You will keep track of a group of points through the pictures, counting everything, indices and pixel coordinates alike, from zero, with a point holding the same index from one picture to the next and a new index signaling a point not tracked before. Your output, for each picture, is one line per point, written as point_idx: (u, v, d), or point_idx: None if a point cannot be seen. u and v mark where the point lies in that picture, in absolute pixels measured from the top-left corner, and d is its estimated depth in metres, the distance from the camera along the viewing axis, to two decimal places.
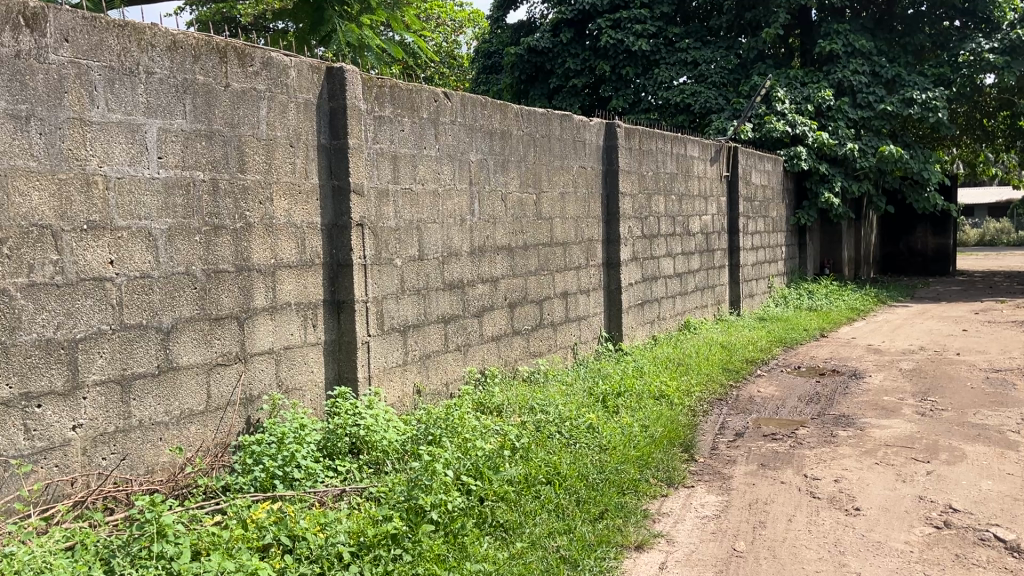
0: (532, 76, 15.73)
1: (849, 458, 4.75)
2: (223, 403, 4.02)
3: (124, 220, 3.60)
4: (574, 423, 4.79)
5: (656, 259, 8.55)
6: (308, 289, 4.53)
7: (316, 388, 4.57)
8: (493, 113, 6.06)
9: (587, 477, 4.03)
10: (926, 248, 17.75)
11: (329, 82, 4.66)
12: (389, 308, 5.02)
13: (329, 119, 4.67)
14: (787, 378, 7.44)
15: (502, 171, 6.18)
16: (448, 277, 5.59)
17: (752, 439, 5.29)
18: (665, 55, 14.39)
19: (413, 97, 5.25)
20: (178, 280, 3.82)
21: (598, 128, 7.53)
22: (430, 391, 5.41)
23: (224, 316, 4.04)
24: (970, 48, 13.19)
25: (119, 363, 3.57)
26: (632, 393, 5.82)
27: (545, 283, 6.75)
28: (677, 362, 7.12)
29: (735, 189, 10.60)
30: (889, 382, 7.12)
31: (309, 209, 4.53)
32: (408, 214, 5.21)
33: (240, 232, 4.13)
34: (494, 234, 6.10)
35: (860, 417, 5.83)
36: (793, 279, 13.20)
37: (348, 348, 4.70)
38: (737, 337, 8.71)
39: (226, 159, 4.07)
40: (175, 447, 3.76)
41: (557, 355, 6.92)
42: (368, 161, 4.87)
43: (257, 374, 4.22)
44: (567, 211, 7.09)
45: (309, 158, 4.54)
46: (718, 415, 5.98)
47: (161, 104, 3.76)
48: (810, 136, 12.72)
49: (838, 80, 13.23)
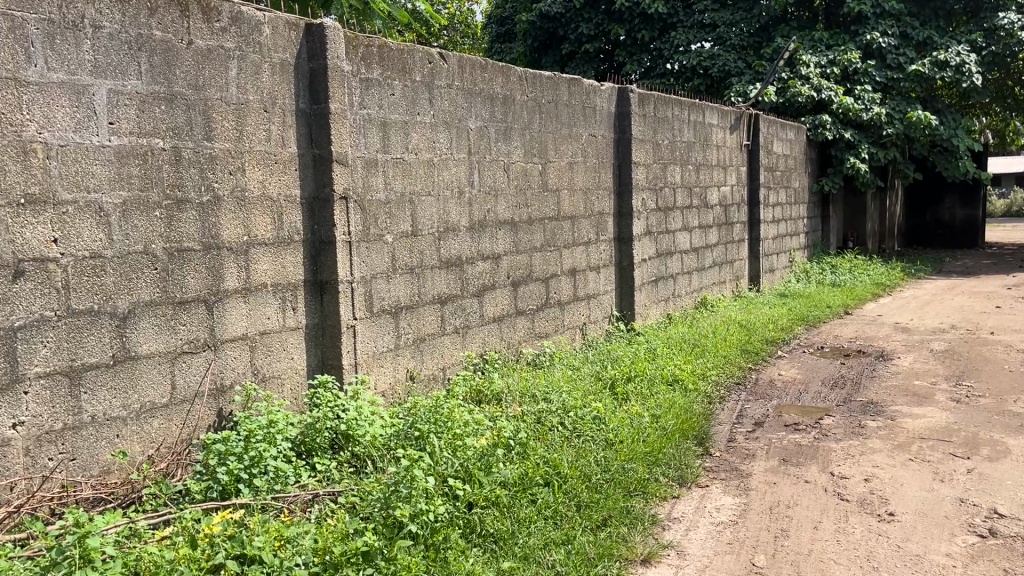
0: (545, 43, 15.19)
1: (880, 452, 4.33)
2: (190, 395, 3.67)
3: (69, 192, 3.22)
4: (578, 414, 4.41)
5: (671, 233, 8.10)
6: (287, 269, 4.14)
7: (297, 376, 4.21)
8: (495, 77, 5.61)
9: (590, 478, 3.65)
10: (954, 220, 17.14)
11: (308, 41, 4.23)
12: (379, 288, 4.64)
13: (309, 81, 4.24)
14: (810, 360, 6.99)
15: (505, 139, 5.76)
16: (445, 255, 5.19)
17: (773, 430, 4.88)
18: (683, 18, 13.86)
19: (405, 58, 4.83)
20: (135, 260, 3.44)
21: (610, 93, 7.07)
22: (425, 377, 5.04)
23: (190, 299, 3.67)
24: (1001, 21, 12.64)
25: (66, 353, 3.22)
26: (644, 377, 5.43)
27: (552, 259, 6.34)
28: (692, 344, 6.70)
29: (755, 158, 10.11)
30: (920, 365, 6.66)
31: (286, 180, 4.13)
32: (399, 186, 4.80)
33: (208, 206, 3.74)
34: (496, 207, 5.68)
35: (890, 404, 5.40)
36: (815, 252, 12.69)
37: (332, 333, 4.32)
38: (756, 315, 8.26)
39: (191, 125, 3.67)
40: (120, 451, 3.36)
41: (564, 337, 6.52)
42: (353, 127, 4.46)
43: (229, 363, 3.85)
44: (576, 182, 6.65)
45: (286, 125, 4.13)
46: (735, 402, 5.57)
47: (111, 63, 3.36)
48: (835, 101, 12.14)
49: (866, 43, 12.63)
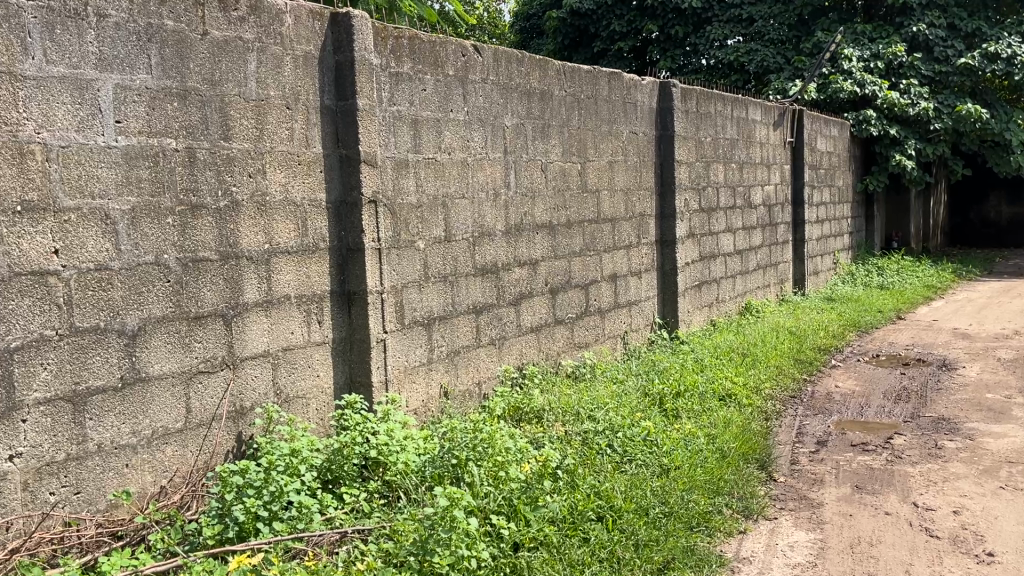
0: (575, 41, 14.80)
1: (966, 479, 3.91)
2: (207, 418, 3.36)
3: (72, 199, 2.92)
4: (628, 434, 4.06)
5: (715, 235, 7.69)
6: (312, 279, 3.82)
7: (323, 395, 3.88)
8: (532, 71, 5.26)
9: (646, 511, 3.32)
10: (1000, 218, 16.41)
11: (334, 31, 3.90)
12: (411, 298, 4.31)
13: (335, 75, 3.91)
14: (867, 370, 6.55)
15: (542, 137, 5.40)
16: (480, 260, 4.84)
17: (839, 450, 4.47)
18: (718, 13, 13.43)
19: (437, 51, 4.50)
20: (146, 271, 3.14)
21: (651, 88, 6.69)
22: (460, 394, 4.68)
23: (206, 314, 3.36)
24: None
25: (68, 377, 2.91)
26: (695, 392, 5.04)
27: (592, 265, 5.97)
28: (742, 353, 6.29)
29: (800, 156, 9.68)
30: (988, 375, 6.20)
31: (310, 184, 3.80)
32: (431, 187, 4.47)
33: (225, 212, 3.43)
34: (534, 209, 5.33)
35: (966, 421, 4.95)
36: (860, 253, 12.17)
37: (360, 347, 3.98)
38: (805, 321, 7.82)
39: (205, 123, 3.35)
40: (121, 490, 3.03)
41: (605, 347, 6.15)
42: (382, 126, 4.13)
43: (249, 383, 3.54)
44: (616, 182, 6.27)
45: (310, 123, 3.80)
46: (793, 418, 5.16)
47: (118, 55, 3.05)
48: (880, 96, 11.63)
49: (911, 35, 12.11)
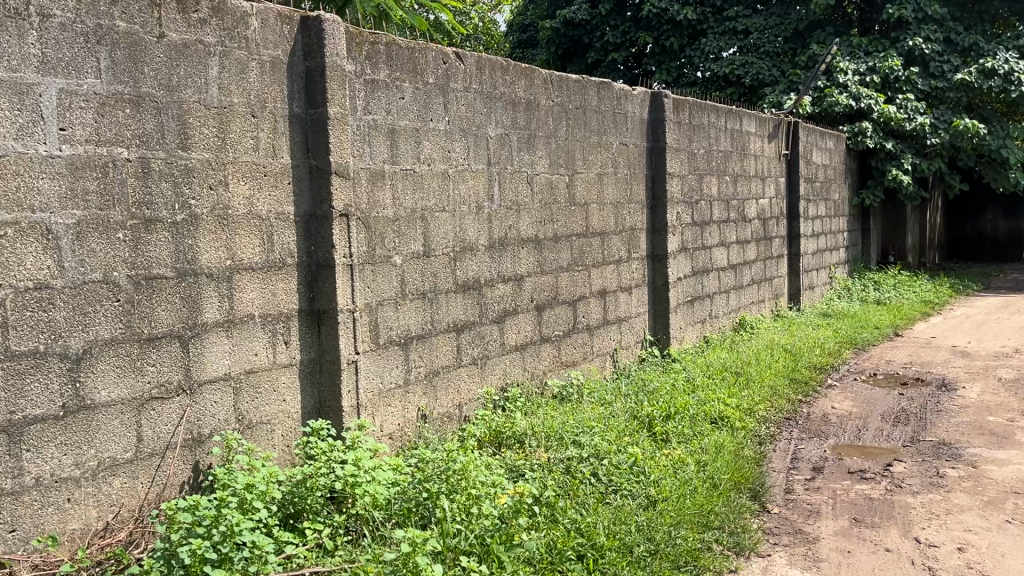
0: (569, 51, 14.64)
1: (970, 512, 3.68)
2: (160, 448, 3.14)
3: (8, 212, 2.70)
4: (614, 461, 3.86)
5: (708, 249, 7.49)
6: (278, 297, 3.60)
7: (289, 420, 3.65)
8: (517, 80, 5.06)
9: (629, 550, 3.14)
10: (997, 232, 16.29)
11: (304, 35, 3.69)
12: (386, 317, 4.09)
13: (305, 81, 3.71)
14: (865, 390, 6.33)
15: (528, 148, 5.20)
16: (461, 277, 4.63)
17: (836, 478, 4.25)
18: (713, 25, 13.27)
19: (416, 58, 4.29)
20: (92, 290, 2.92)
21: (642, 99, 6.50)
22: (439, 416, 4.46)
23: (160, 335, 3.14)
24: None
25: (3, 405, 2.69)
26: (686, 414, 4.83)
27: (580, 280, 5.76)
28: (735, 373, 6.07)
29: (795, 169, 9.50)
30: (989, 396, 5.98)
31: (277, 197, 3.59)
32: (409, 200, 4.26)
33: (183, 226, 3.21)
34: (519, 223, 5.12)
35: (967, 446, 4.74)
36: (856, 267, 11.99)
37: (330, 369, 3.76)
38: (800, 337, 7.61)
39: (162, 132, 3.14)
40: (49, 535, 2.79)
41: (594, 366, 5.93)
42: (356, 134, 3.92)
43: (208, 409, 3.32)
44: (605, 195, 6.07)
45: (278, 132, 3.59)
46: (788, 442, 4.94)
47: (63, 58, 2.85)
48: (876, 109, 11.47)
49: (908, 49, 11.89)
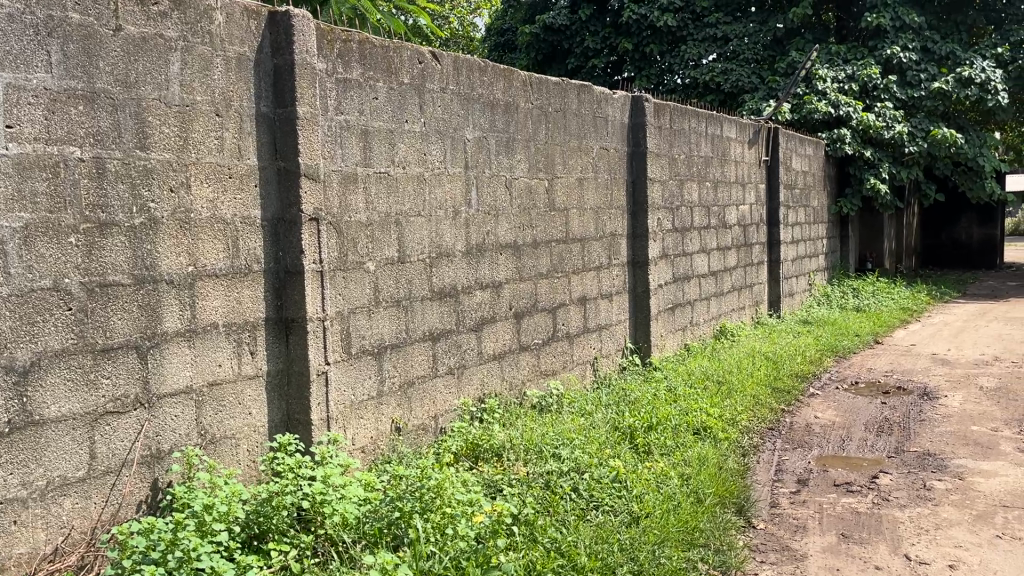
0: (549, 56, 14.53)
1: (960, 527, 3.58)
2: (115, 465, 2.96)
3: None
4: (596, 476, 3.72)
5: (688, 256, 7.40)
6: (244, 305, 3.43)
7: (255, 434, 3.48)
8: (496, 81, 4.93)
9: (611, 570, 3.01)
10: (971, 240, 16.40)
11: (272, 31, 3.54)
12: (358, 326, 3.93)
13: (273, 80, 3.55)
14: (847, 399, 6.25)
15: (507, 152, 5.07)
16: (437, 284, 4.47)
17: (822, 492, 4.14)
18: (693, 31, 13.23)
19: (390, 57, 4.15)
20: (41, 298, 2.75)
21: (623, 102, 6.40)
22: (414, 429, 4.30)
23: (115, 346, 2.96)
24: None
25: None
26: (668, 425, 4.70)
27: (560, 287, 5.63)
28: (716, 382, 5.96)
29: (775, 176, 9.45)
30: (972, 405, 5.91)
31: (242, 200, 3.42)
32: (383, 205, 4.10)
33: (141, 230, 3.03)
34: (497, 228, 4.98)
35: (953, 457, 4.65)
36: (835, 274, 11.97)
37: (298, 381, 3.59)
38: (781, 345, 7.52)
39: (119, 130, 2.97)
40: None
41: (574, 375, 5.80)
42: (326, 135, 3.76)
43: (168, 423, 3.14)
44: (585, 201, 5.95)
45: (244, 132, 3.43)
46: (771, 453, 4.83)
47: (11, 51, 2.67)
48: (855, 116, 11.48)
49: (885, 58, 11.91)
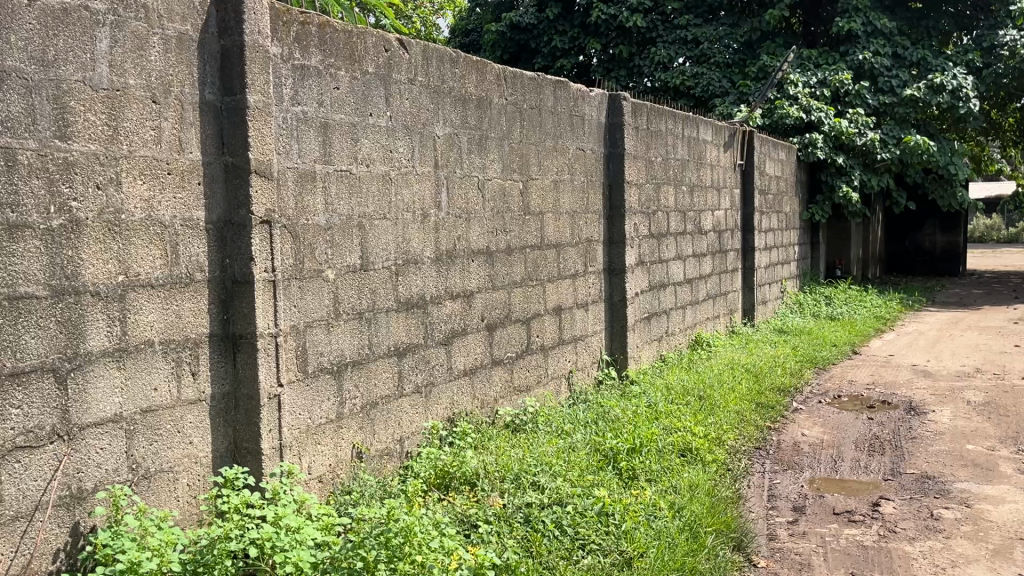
0: (515, 56, 14.14)
1: (978, 564, 3.30)
2: (27, 509, 2.52)
3: None
4: (581, 511, 3.38)
5: (665, 263, 7.09)
6: (183, 319, 3.00)
7: (196, 466, 3.05)
8: (468, 73, 4.55)
9: None
10: (934, 247, 16.42)
11: (219, 8, 3.11)
12: (316, 340, 3.52)
13: (220, 64, 3.13)
14: (832, 415, 5.97)
15: (479, 151, 4.69)
16: (403, 293, 4.08)
17: (822, 521, 3.84)
18: (663, 33, 12.95)
19: (353, 44, 3.74)
20: None
21: (600, 101, 6.05)
22: (377, 453, 3.89)
23: (27, 369, 2.52)
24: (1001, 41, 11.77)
25: None
26: (653, 447, 4.36)
27: (534, 296, 5.26)
28: (698, 397, 5.64)
29: (749, 180, 9.21)
30: (962, 421, 5.68)
31: (183, 202, 3.00)
32: (345, 206, 3.70)
33: (60, 234, 2.59)
34: (468, 233, 4.59)
35: (953, 480, 4.39)
36: (806, 281, 11.80)
37: (247, 406, 3.17)
38: (760, 356, 7.25)
39: (35, 117, 2.53)
40: None
41: (549, 391, 5.43)
42: (280, 128, 3.34)
43: (92, 458, 2.70)
44: (561, 205, 5.60)
45: (185, 123, 3.00)
46: (761, 476, 4.52)
47: None
48: (827, 122, 11.32)
49: (857, 63, 11.79)
